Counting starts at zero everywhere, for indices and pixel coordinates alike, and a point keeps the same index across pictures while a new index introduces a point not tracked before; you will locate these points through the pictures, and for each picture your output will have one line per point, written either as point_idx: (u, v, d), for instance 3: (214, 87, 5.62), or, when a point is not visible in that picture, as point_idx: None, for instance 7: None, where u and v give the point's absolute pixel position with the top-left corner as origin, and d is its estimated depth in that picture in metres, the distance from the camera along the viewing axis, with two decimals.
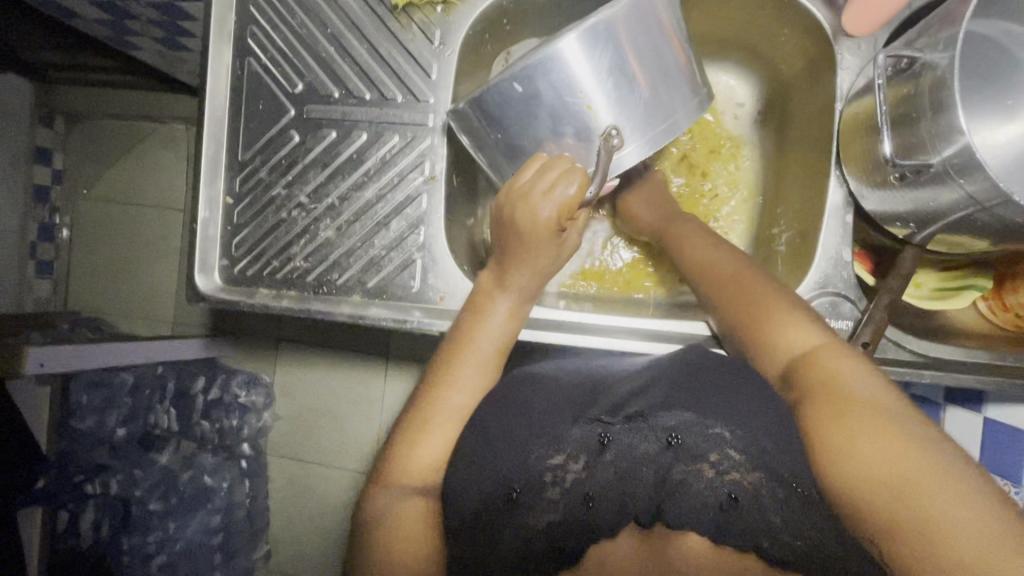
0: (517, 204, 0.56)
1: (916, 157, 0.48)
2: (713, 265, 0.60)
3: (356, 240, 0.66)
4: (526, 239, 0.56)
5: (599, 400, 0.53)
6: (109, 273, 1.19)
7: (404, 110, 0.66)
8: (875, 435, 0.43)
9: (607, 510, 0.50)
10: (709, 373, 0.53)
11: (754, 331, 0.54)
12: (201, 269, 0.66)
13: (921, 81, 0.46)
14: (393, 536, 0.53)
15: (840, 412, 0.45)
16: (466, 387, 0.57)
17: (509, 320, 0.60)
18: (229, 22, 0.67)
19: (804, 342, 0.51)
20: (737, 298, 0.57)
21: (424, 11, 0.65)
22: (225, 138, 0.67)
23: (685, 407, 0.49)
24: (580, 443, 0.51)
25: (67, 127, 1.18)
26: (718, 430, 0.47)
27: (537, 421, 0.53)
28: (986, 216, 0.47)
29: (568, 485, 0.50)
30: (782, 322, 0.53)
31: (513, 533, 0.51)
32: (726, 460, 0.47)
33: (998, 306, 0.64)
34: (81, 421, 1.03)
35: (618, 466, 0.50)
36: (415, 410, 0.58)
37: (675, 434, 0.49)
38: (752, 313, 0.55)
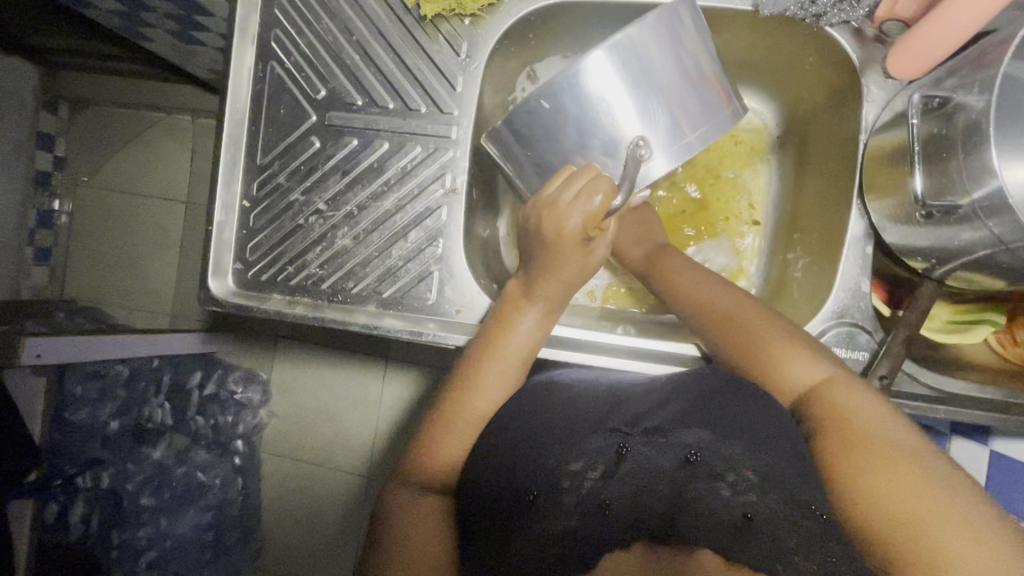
0: (546, 214, 0.56)
1: (946, 198, 0.48)
2: (708, 298, 0.59)
3: (374, 249, 0.65)
4: (562, 248, 0.56)
5: (620, 411, 0.53)
6: (107, 263, 1.18)
7: (427, 121, 0.65)
8: (886, 475, 0.43)
9: (619, 521, 0.48)
10: (730, 393, 0.51)
11: (756, 373, 0.54)
12: (214, 272, 0.66)
13: (954, 121, 0.47)
14: (405, 534, 0.55)
15: (852, 444, 0.46)
16: (491, 394, 0.58)
17: (537, 328, 0.59)
18: (253, 24, 0.66)
19: (809, 376, 0.52)
20: (737, 339, 0.55)
21: (451, 23, 0.65)
22: (244, 140, 0.67)
23: (702, 426, 0.48)
24: (597, 453, 0.50)
25: (71, 113, 1.14)
26: (734, 450, 0.46)
27: (559, 430, 0.53)
28: (1010, 257, 0.47)
29: (585, 491, 0.49)
30: (784, 361, 0.53)
31: (529, 540, 0.50)
32: (743, 480, 0.45)
33: (1009, 341, 0.65)
34: (74, 413, 0.98)
35: (635, 479, 0.49)
36: (439, 417, 0.58)
37: (693, 451, 0.48)
38: (754, 355, 0.54)
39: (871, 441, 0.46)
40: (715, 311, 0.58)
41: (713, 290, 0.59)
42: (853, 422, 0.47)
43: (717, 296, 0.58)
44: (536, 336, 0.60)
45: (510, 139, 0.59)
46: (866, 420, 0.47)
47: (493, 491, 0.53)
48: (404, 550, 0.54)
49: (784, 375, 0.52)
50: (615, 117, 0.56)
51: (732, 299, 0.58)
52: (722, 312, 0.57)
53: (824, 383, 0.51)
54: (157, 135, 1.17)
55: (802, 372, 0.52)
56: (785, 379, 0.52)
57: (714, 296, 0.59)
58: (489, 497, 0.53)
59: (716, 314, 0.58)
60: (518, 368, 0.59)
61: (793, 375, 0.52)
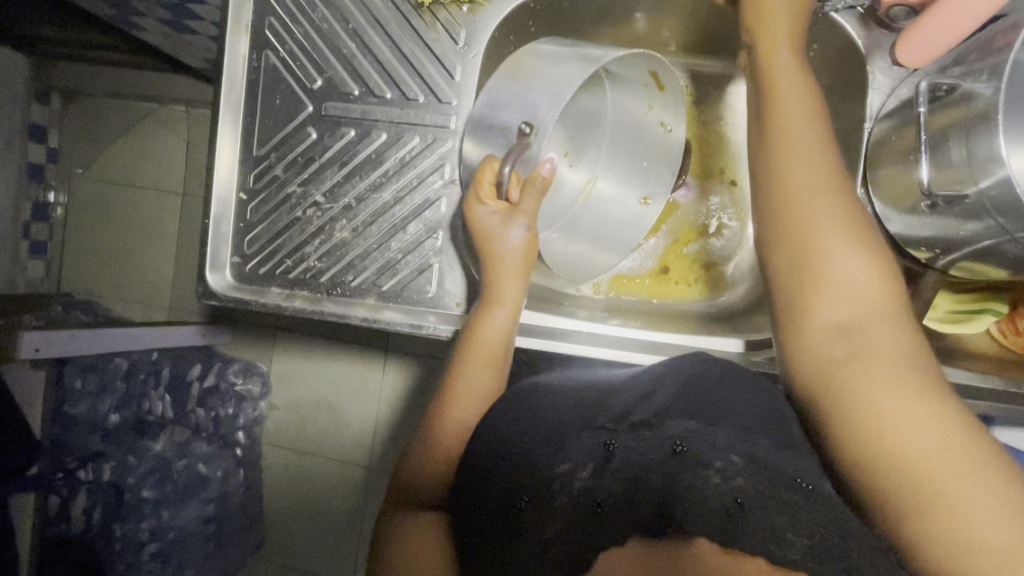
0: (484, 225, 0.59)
1: (952, 187, 0.47)
2: (793, 182, 0.50)
3: (372, 242, 0.65)
4: (501, 241, 0.59)
5: (602, 403, 0.53)
6: (105, 256, 1.17)
7: (425, 111, 0.64)
8: (904, 396, 0.44)
9: (616, 518, 0.50)
10: (714, 386, 0.52)
11: (808, 260, 0.49)
12: (211, 266, 0.65)
13: (961, 109, 0.46)
14: (409, 550, 0.56)
15: (865, 365, 0.46)
16: (472, 404, 0.59)
17: (506, 325, 0.60)
18: (247, 13, 0.65)
19: (851, 280, 0.48)
20: (808, 237, 0.49)
21: (449, 10, 0.63)
22: (240, 132, 0.65)
23: (687, 415, 0.50)
24: (587, 452, 0.51)
25: (63, 105, 1.12)
26: (723, 443, 0.49)
27: (548, 427, 0.53)
28: (1016, 247, 0.47)
29: (575, 491, 0.51)
30: (840, 273, 0.48)
31: (529, 552, 0.50)
32: (731, 467, 0.48)
33: (1010, 330, 0.65)
34: (74, 406, 0.99)
35: (625, 474, 0.51)
36: (429, 433, 0.60)
37: (680, 442, 0.50)
38: (815, 253, 0.49)
39: (875, 359, 0.46)
40: (790, 204, 0.50)
41: (803, 178, 0.50)
42: (882, 346, 0.46)
43: (801, 185, 0.50)
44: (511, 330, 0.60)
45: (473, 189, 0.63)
46: (878, 338, 0.47)
47: (482, 506, 0.52)
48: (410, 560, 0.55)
49: (833, 271, 0.48)
50: (504, 124, 0.58)
51: (823, 193, 0.50)
52: (799, 197, 0.50)
53: (867, 285, 0.48)
54: (151, 127, 1.15)
55: (852, 271, 0.48)
56: (830, 273, 0.48)
57: (805, 201, 0.50)
58: (475, 504, 0.53)
59: (797, 212, 0.50)
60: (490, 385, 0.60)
61: (838, 273, 0.48)
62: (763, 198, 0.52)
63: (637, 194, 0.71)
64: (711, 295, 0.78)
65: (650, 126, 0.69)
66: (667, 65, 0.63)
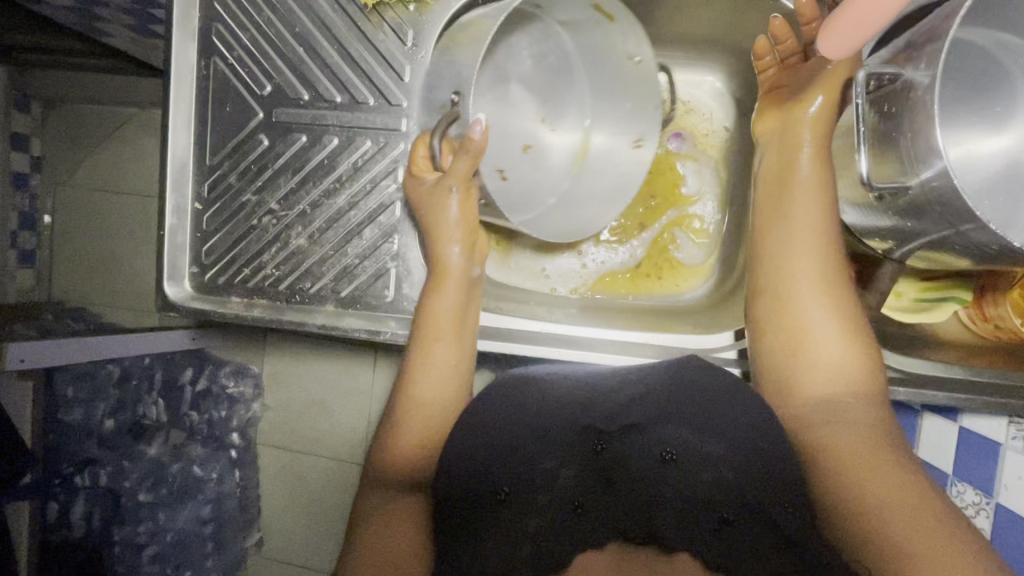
0: (425, 196, 0.60)
1: (895, 178, 0.47)
2: (790, 266, 0.55)
3: (329, 248, 0.64)
4: (444, 221, 0.59)
5: (595, 407, 0.54)
6: (91, 263, 1.16)
7: (376, 114, 0.63)
8: (877, 468, 0.48)
9: (595, 519, 0.53)
10: (707, 393, 0.53)
11: (796, 343, 0.54)
12: (169, 277, 0.65)
13: (902, 99, 0.45)
14: (375, 537, 0.54)
15: (846, 433, 0.50)
16: (442, 381, 0.58)
17: (463, 297, 0.59)
18: (193, 19, 0.64)
19: (835, 365, 0.53)
20: (798, 315, 0.54)
21: (396, 10, 0.62)
22: (192, 141, 0.65)
23: (682, 425, 0.53)
24: (573, 449, 0.54)
25: (44, 112, 1.12)
26: (712, 450, 0.52)
27: (534, 422, 0.54)
28: (962, 238, 0.46)
29: (558, 489, 0.53)
30: (825, 354, 0.53)
31: (502, 536, 0.50)
32: (720, 476, 0.51)
33: (978, 316, 0.64)
34: (68, 414, 0.97)
35: (609, 475, 0.54)
36: (394, 404, 0.58)
37: (670, 450, 0.52)
38: (804, 336, 0.54)
39: (853, 433, 0.50)
40: (782, 280, 0.55)
41: (799, 260, 0.55)
42: (862, 425, 0.50)
43: (796, 263, 0.55)
44: (465, 305, 0.60)
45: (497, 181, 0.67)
46: (859, 418, 0.51)
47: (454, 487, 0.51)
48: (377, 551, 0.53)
49: (817, 350, 0.53)
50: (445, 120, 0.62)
51: (816, 271, 0.54)
52: (788, 275, 0.55)
53: (853, 372, 0.52)
54: (133, 134, 1.14)
55: (837, 356, 0.53)
56: (817, 357, 0.53)
57: (798, 265, 0.55)
58: (450, 490, 0.51)
59: (784, 278, 0.55)
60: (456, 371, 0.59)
61: (823, 356, 0.53)
62: (757, 253, 0.58)
63: (630, 137, 0.72)
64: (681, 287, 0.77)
65: (617, 60, 0.69)
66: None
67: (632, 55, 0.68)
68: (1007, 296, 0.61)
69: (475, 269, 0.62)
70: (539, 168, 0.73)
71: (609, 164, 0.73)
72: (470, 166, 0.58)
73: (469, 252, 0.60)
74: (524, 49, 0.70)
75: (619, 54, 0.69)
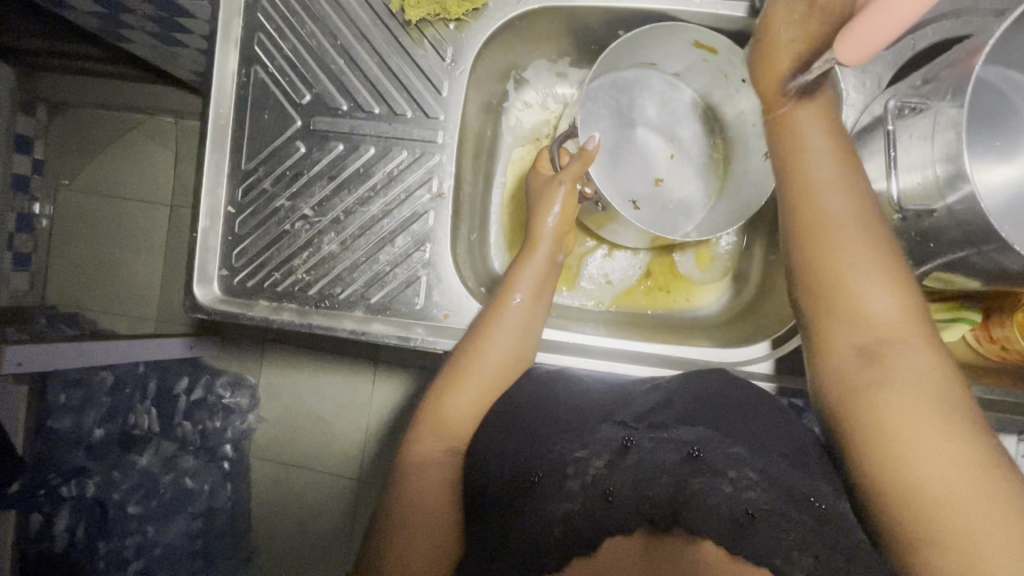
0: (539, 190, 0.67)
1: (921, 201, 0.50)
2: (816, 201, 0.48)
3: (361, 254, 0.65)
4: (544, 220, 0.65)
5: (626, 409, 0.54)
6: (89, 269, 1.13)
7: (413, 126, 0.66)
8: (923, 427, 0.40)
9: (623, 513, 0.47)
10: (730, 398, 0.54)
11: (831, 283, 0.46)
12: (199, 280, 0.65)
13: (931, 126, 0.49)
14: (417, 492, 0.54)
15: (889, 387, 0.42)
16: (506, 348, 0.60)
17: (546, 270, 0.64)
18: (236, 28, 0.65)
19: (873, 300, 0.45)
20: (831, 255, 0.46)
21: (436, 27, 0.65)
22: (229, 146, 0.66)
23: (705, 424, 0.50)
24: (604, 445, 0.51)
25: (49, 115, 1.09)
26: (735, 450, 0.48)
27: (568, 423, 0.54)
28: (982, 258, 0.49)
29: (589, 477, 0.49)
30: (865, 295, 0.45)
31: (530, 519, 0.48)
32: (744, 478, 0.46)
33: (985, 337, 0.66)
34: (57, 422, 0.95)
35: (637, 471, 0.48)
36: (459, 363, 0.60)
37: (696, 447, 0.48)
38: (835, 278, 0.46)
39: (902, 383, 0.42)
40: (813, 213, 0.47)
41: (827, 191, 0.47)
42: (913, 374, 0.42)
43: (825, 199, 0.47)
44: (547, 276, 0.64)
45: (658, 218, 0.74)
46: (910, 366, 0.43)
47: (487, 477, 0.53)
48: (414, 508, 0.54)
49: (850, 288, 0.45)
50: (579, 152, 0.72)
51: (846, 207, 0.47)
52: (816, 209, 0.48)
53: (896, 318, 0.44)
54: (138, 139, 1.13)
55: (881, 304, 0.45)
56: (855, 298, 0.45)
57: (827, 195, 0.47)
58: (485, 484, 0.53)
59: (806, 206, 0.48)
60: (519, 363, 0.61)
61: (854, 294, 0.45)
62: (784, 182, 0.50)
63: (759, 150, 0.68)
64: (688, 301, 0.79)
65: (731, 86, 0.69)
66: (692, 28, 0.63)
67: (743, 79, 0.66)
68: (1014, 319, 0.62)
69: (560, 255, 0.67)
70: (698, 198, 0.76)
71: (745, 179, 0.71)
72: (578, 171, 0.65)
73: (557, 243, 0.66)
74: (645, 98, 0.75)
75: (731, 81, 0.68)
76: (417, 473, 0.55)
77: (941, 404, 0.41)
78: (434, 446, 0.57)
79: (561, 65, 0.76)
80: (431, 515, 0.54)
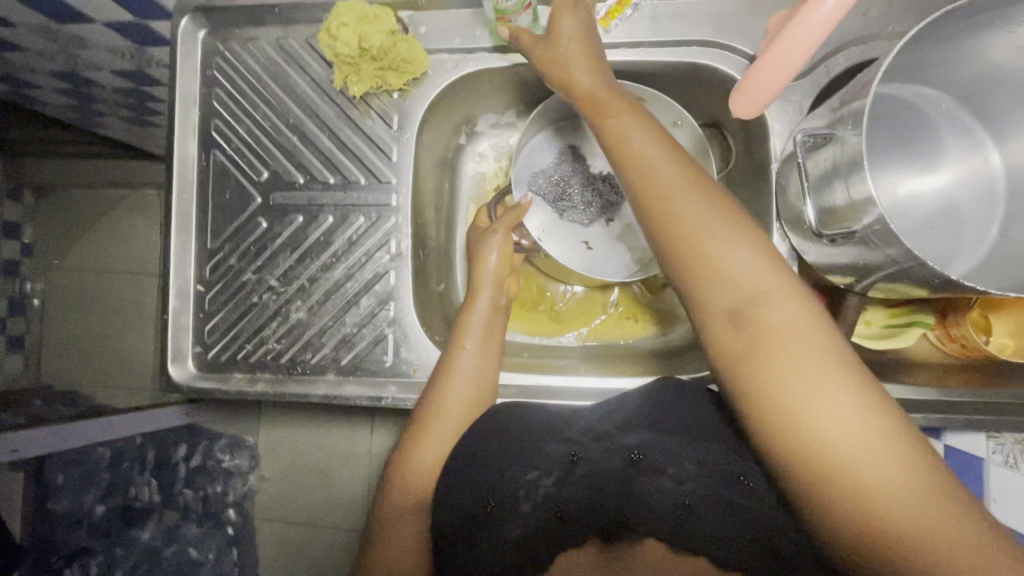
0: (478, 238, 0.70)
1: (844, 225, 0.52)
2: (678, 221, 0.43)
3: (329, 318, 0.67)
4: (486, 260, 0.67)
5: (576, 428, 0.54)
6: (82, 344, 1.15)
7: (368, 192, 0.69)
8: (822, 385, 0.37)
9: (576, 522, 0.51)
10: (665, 410, 0.51)
11: (687, 251, 0.43)
12: (174, 358, 0.67)
13: (837, 153, 0.51)
14: (390, 549, 0.55)
15: (765, 345, 0.39)
16: (462, 394, 0.60)
17: (494, 307, 0.66)
18: (193, 118, 0.69)
19: (735, 260, 0.41)
20: (678, 223, 0.43)
21: (381, 98, 0.69)
22: (195, 228, 0.69)
23: (644, 427, 0.50)
24: (551, 464, 0.51)
25: (36, 200, 1.11)
26: (674, 447, 0.48)
27: (519, 450, 0.52)
28: (911, 273, 0.51)
29: (541, 497, 0.51)
30: (793, 360, 0.38)
31: (490, 547, 0.49)
32: (682, 471, 0.47)
33: (946, 337, 0.67)
34: (57, 502, 0.93)
35: (589, 483, 0.51)
36: (416, 419, 0.60)
37: (637, 451, 0.49)
38: (692, 243, 0.42)
39: (783, 335, 0.39)
40: (651, 185, 0.45)
41: (661, 164, 0.45)
42: (788, 329, 0.39)
43: (660, 170, 0.45)
44: (495, 320, 0.66)
45: (604, 258, 0.76)
46: (789, 323, 0.39)
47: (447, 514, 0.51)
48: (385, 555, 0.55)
49: (703, 241, 0.42)
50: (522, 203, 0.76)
51: (682, 175, 0.45)
52: (655, 168, 0.45)
53: (764, 273, 0.41)
54: (124, 213, 1.14)
55: (744, 262, 0.41)
56: (715, 258, 0.42)
57: (656, 165, 0.45)
58: (448, 519, 0.50)
59: (648, 169, 0.45)
60: (479, 401, 0.60)
61: (715, 254, 0.42)
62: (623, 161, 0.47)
63: None
64: (656, 324, 0.80)
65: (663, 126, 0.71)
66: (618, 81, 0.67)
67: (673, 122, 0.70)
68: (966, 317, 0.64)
69: (504, 297, 0.68)
70: None
71: None
72: (513, 221, 0.69)
73: (499, 288, 0.67)
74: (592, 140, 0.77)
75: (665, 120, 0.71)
76: (386, 528, 0.56)
77: (820, 350, 0.38)
78: (400, 502, 0.57)
79: (508, 117, 0.80)
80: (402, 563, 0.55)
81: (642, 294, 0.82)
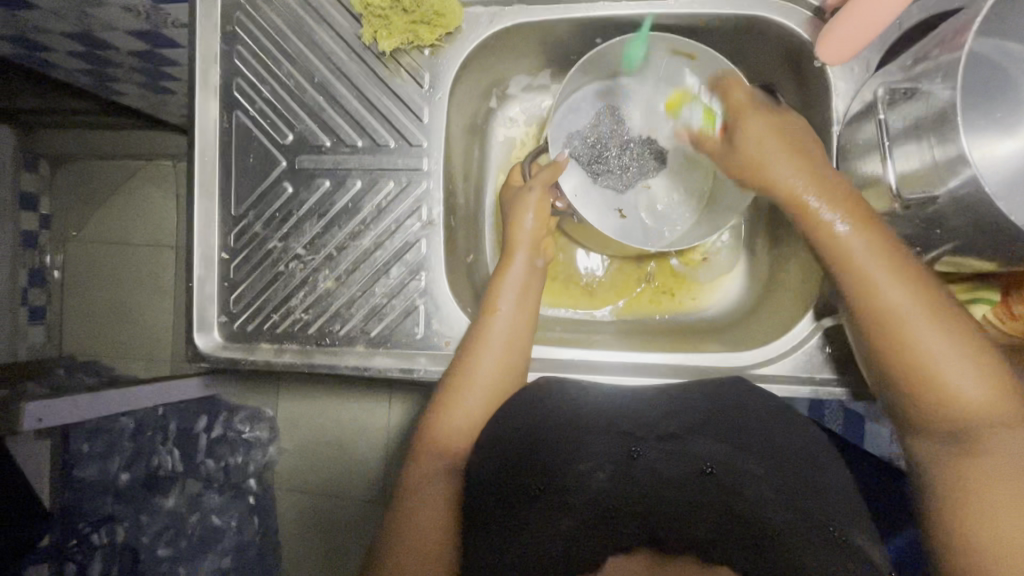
0: (513, 200, 0.66)
1: (923, 189, 0.48)
2: (862, 274, 0.51)
3: (357, 288, 0.65)
4: (521, 224, 0.64)
5: (625, 414, 0.53)
6: (101, 315, 1.14)
7: (398, 156, 0.65)
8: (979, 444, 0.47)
9: (625, 526, 0.52)
10: (739, 413, 0.51)
11: (870, 306, 0.51)
12: (198, 327, 0.65)
13: (924, 109, 0.47)
14: (413, 519, 0.54)
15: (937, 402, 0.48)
16: (496, 363, 0.58)
17: (529, 274, 0.63)
18: (214, 76, 0.65)
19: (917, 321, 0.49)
20: (864, 279, 0.51)
21: (411, 55, 0.65)
22: (218, 193, 0.66)
23: (715, 437, 0.51)
24: (606, 458, 0.51)
25: (52, 169, 1.10)
26: (746, 465, 0.49)
27: (573, 439, 0.52)
28: (992, 241, 0.47)
29: (594, 493, 0.52)
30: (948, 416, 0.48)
31: (535, 534, 0.49)
32: (746, 479, 0.49)
33: (1006, 315, 0.61)
34: (83, 470, 0.95)
35: (644, 485, 0.51)
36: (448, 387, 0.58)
37: (710, 464, 0.50)
38: (879, 299, 0.50)
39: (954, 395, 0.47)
40: (836, 240, 0.52)
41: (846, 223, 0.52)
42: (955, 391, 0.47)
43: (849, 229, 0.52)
44: (529, 284, 0.62)
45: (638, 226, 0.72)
46: (960, 387, 0.47)
47: (486, 494, 0.51)
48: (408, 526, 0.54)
49: (886, 299, 0.50)
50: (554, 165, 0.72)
51: (875, 237, 0.51)
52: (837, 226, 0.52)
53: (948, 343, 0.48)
54: (138, 184, 1.13)
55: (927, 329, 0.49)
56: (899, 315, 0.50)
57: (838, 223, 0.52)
58: (481, 492, 0.51)
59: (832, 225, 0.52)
60: (513, 373, 0.58)
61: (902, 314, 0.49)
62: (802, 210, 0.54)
63: None
64: (693, 299, 0.77)
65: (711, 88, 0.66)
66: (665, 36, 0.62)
67: None
68: None
69: (540, 259, 0.65)
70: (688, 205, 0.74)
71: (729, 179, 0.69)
72: (549, 179, 0.64)
73: (533, 253, 0.64)
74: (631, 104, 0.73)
75: None
76: (411, 496, 0.55)
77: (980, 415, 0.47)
78: (429, 470, 0.56)
79: (542, 79, 0.75)
80: (425, 536, 0.54)
81: (679, 267, 0.78)
